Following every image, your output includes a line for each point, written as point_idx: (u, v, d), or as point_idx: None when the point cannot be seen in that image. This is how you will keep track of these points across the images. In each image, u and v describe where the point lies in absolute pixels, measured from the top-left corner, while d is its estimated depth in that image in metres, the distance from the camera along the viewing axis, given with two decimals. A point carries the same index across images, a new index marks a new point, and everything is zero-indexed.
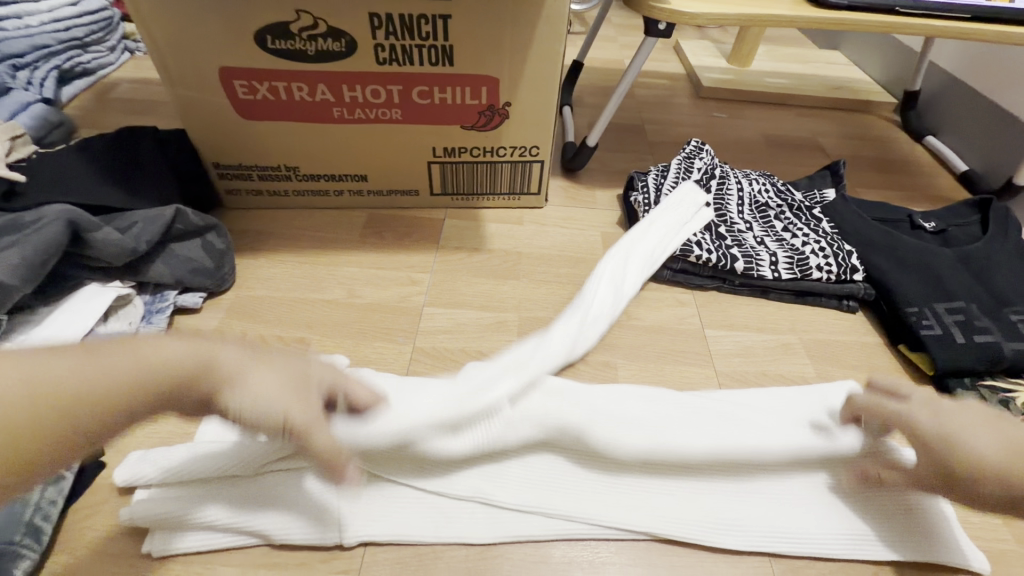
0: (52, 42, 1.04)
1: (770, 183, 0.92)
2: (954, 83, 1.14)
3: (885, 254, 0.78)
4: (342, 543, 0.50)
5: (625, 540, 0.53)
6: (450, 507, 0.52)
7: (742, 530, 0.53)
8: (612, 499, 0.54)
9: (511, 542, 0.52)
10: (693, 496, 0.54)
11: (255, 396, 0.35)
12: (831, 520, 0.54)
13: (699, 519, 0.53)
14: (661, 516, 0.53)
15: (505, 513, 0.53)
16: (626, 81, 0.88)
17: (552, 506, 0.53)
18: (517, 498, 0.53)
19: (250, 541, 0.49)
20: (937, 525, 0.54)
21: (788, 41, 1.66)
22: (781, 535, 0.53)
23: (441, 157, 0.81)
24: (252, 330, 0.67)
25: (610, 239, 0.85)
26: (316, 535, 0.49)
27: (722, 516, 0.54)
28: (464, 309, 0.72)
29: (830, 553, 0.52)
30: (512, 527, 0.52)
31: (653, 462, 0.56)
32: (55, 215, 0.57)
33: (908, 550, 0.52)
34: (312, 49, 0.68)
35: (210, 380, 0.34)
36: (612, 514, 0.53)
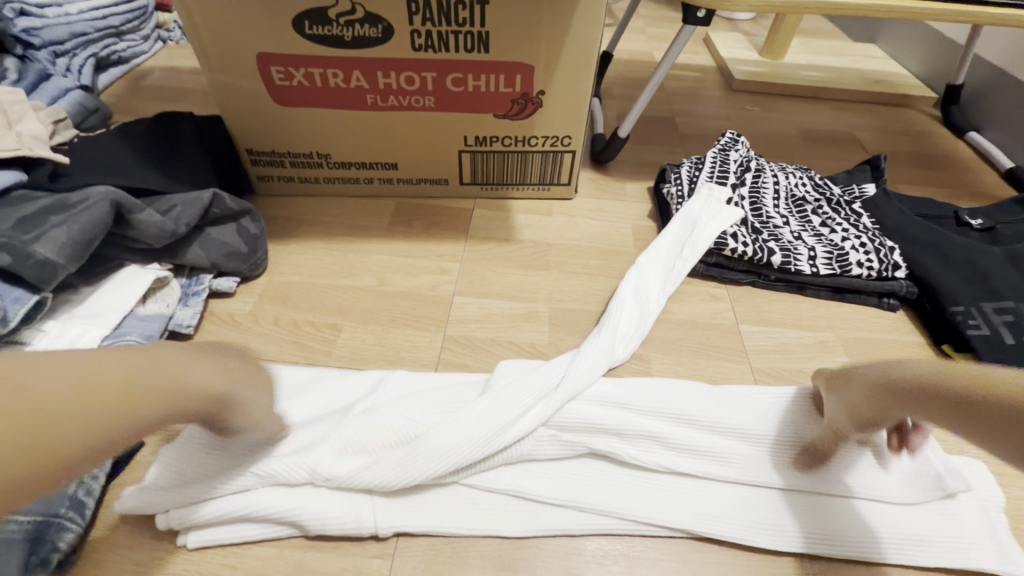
0: (90, 30, 1.05)
1: (807, 176, 0.90)
2: (1001, 77, 1.09)
3: (929, 250, 0.75)
4: (376, 533, 0.49)
5: (660, 537, 0.51)
6: (481, 498, 0.52)
7: (783, 530, 0.51)
8: (644, 491, 0.53)
9: (547, 537, 0.51)
10: (728, 494, 0.53)
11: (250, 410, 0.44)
12: (875, 522, 0.52)
13: (738, 519, 0.52)
14: (698, 514, 0.52)
15: (539, 506, 0.52)
16: (663, 69, 0.85)
17: (586, 500, 0.52)
18: (550, 491, 0.52)
19: (285, 531, 0.49)
20: (990, 535, 0.51)
21: (822, 34, 1.61)
22: (826, 538, 0.51)
23: (473, 146, 0.81)
24: (284, 315, 0.67)
25: (641, 231, 0.84)
26: (352, 525, 0.49)
27: (762, 515, 0.52)
28: (494, 299, 0.71)
29: (872, 557, 0.50)
30: (547, 521, 0.51)
31: (686, 457, 0.55)
32: (100, 196, 0.58)
33: (956, 557, 0.50)
34: (349, 35, 0.67)
35: (218, 406, 0.40)
36: (648, 511, 0.52)
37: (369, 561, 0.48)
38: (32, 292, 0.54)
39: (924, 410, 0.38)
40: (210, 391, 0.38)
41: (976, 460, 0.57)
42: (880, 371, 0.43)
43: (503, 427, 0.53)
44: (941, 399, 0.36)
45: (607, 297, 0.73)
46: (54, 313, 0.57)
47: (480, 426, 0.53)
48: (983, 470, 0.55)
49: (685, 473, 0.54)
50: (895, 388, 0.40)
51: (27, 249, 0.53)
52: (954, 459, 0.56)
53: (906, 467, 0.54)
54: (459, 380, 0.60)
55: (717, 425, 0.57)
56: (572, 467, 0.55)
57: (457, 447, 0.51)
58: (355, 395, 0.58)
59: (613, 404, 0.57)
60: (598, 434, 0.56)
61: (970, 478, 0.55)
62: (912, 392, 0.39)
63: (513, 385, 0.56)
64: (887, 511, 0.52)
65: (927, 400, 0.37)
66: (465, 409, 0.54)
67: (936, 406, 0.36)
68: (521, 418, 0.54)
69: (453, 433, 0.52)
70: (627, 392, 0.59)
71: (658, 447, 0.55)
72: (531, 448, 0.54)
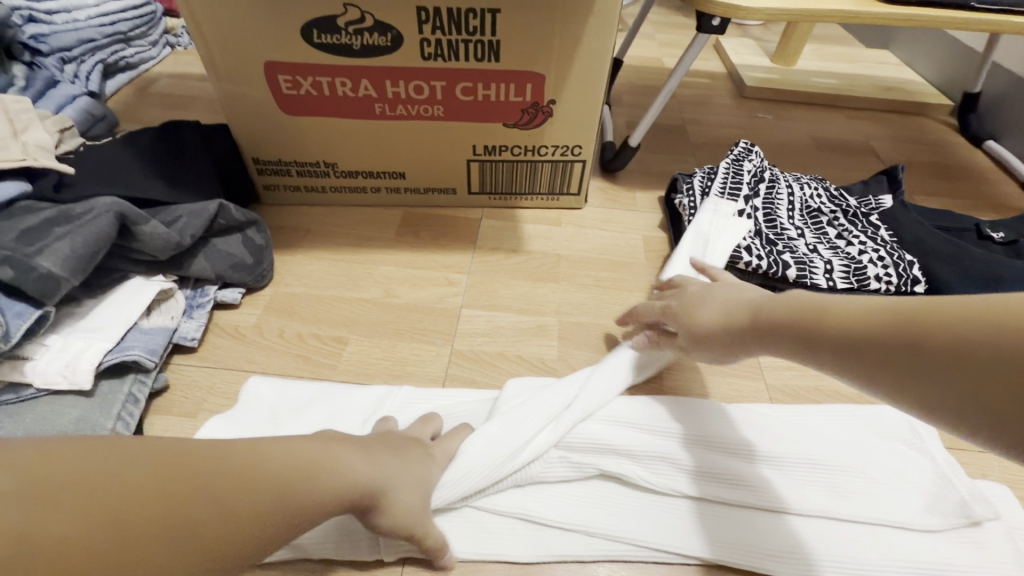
0: (97, 36, 1.05)
1: (822, 187, 0.88)
2: (1020, 85, 1.07)
3: (949, 264, 0.73)
4: (381, 558, 0.48)
5: (673, 564, 0.50)
6: (489, 522, 0.51)
7: (802, 559, 0.49)
8: (655, 515, 0.52)
9: (556, 562, 0.49)
10: (745, 519, 0.51)
11: (403, 501, 0.43)
12: (902, 551, 0.49)
13: (753, 546, 0.50)
14: (712, 541, 0.50)
15: (547, 530, 0.51)
16: (675, 78, 0.84)
17: (596, 524, 0.50)
18: (558, 515, 0.51)
19: (288, 556, 0.48)
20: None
21: (834, 40, 1.59)
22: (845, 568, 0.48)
23: (481, 155, 0.79)
24: (289, 327, 0.66)
25: (652, 242, 0.83)
26: (358, 549, 0.48)
27: (779, 543, 0.50)
28: (502, 312, 0.70)
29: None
30: (556, 547, 0.50)
31: (700, 480, 0.53)
32: (105, 207, 0.57)
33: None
34: (357, 44, 0.66)
35: (370, 499, 0.41)
36: (661, 538, 0.50)
37: None
38: (34, 307, 0.52)
39: (822, 353, 0.36)
40: (358, 481, 0.40)
41: (999, 484, 0.55)
42: (746, 310, 0.43)
43: (513, 452, 0.51)
44: (850, 339, 0.34)
45: (618, 310, 0.72)
46: (56, 326, 0.56)
47: (491, 448, 0.51)
48: (1009, 495, 0.54)
49: (698, 499, 0.52)
50: (772, 325, 0.40)
51: (30, 262, 0.52)
52: (979, 485, 0.54)
53: (934, 493, 0.52)
54: (466, 397, 0.59)
55: (732, 447, 0.55)
56: (582, 492, 0.53)
57: (467, 470, 0.50)
58: (358, 412, 0.56)
59: (624, 424, 0.56)
60: (608, 455, 0.54)
61: (998, 506, 0.53)
62: (811, 333, 0.37)
63: (524, 405, 0.55)
64: (913, 539, 0.50)
65: (829, 341, 0.36)
66: (475, 433, 0.52)
67: (844, 349, 0.35)
68: (531, 440, 0.52)
69: (464, 455, 0.50)
70: (639, 411, 0.57)
71: (673, 471, 0.53)
72: (541, 470, 0.53)
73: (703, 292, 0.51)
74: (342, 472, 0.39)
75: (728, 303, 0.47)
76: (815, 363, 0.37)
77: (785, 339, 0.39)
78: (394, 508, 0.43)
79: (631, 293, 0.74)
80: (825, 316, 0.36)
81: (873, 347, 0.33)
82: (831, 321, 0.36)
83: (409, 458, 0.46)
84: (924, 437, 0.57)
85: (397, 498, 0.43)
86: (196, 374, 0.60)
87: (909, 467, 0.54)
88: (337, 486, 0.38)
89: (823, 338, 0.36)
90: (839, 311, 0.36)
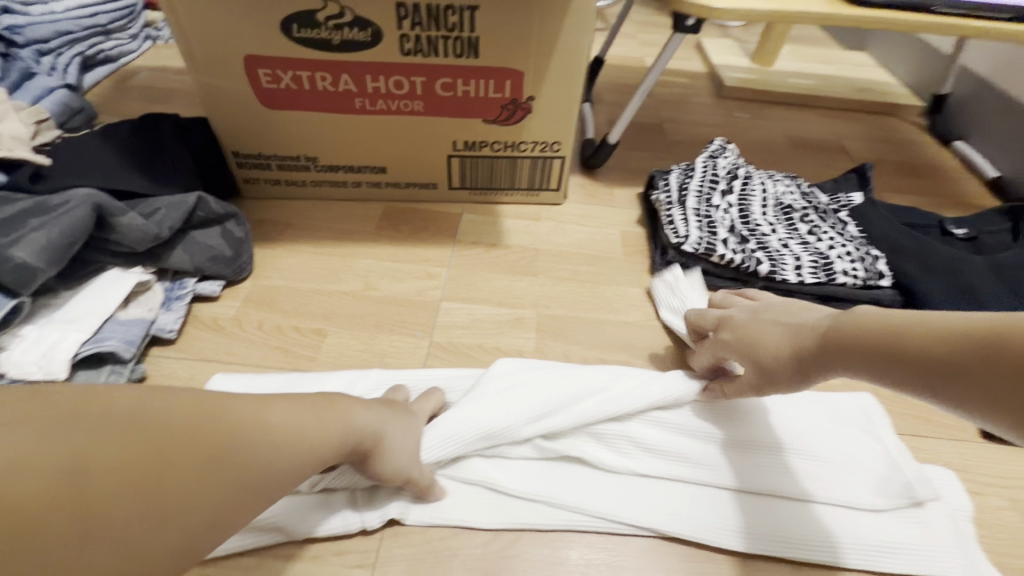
0: (76, 28, 1.05)
1: (795, 184, 0.90)
2: (985, 88, 1.11)
3: (913, 259, 0.76)
4: (364, 528, 0.49)
5: (630, 536, 0.51)
6: (456, 490, 0.52)
7: (752, 533, 0.51)
8: (616, 488, 0.53)
9: (519, 532, 0.51)
10: (701, 495, 0.53)
11: (398, 453, 0.46)
12: (845, 527, 0.51)
13: (708, 519, 0.51)
14: (670, 515, 0.51)
15: (510, 500, 0.52)
16: (652, 77, 0.85)
17: (558, 496, 0.52)
18: (523, 486, 0.52)
19: (269, 539, 0.48)
20: (963, 543, 0.51)
21: (812, 42, 1.63)
22: (793, 542, 0.50)
23: (461, 150, 0.80)
24: (268, 320, 0.66)
25: (629, 237, 0.84)
26: (340, 525, 0.49)
27: (731, 519, 0.51)
28: (481, 305, 0.71)
29: (841, 562, 0.50)
30: (518, 516, 0.51)
31: (661, 460, 0.54)
32: (81, 199, 0.57)
33: (925, 563, 0.50)
34: (337, 39, 0.67)
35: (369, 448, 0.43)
36: (622, 509, 0.51)
37: (349, 571, 0.47)
38: (10, 297, 0.53)
39: (895, 373, 0.36)
40: (360, 434, 0.42)
41: (945, 466, 0.57)
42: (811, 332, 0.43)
43: (486, 427, 0.52)
44: (925, 359, 0.34)
45: (595, 303, 0.73)
46: (32, 317, 0.57)
47: (465, 420, 0.52)
48: (951, 477, 0.56)
49: (660, 475, 0.54)
50: (838, 347, 0.39)
51: (5, 253, 0.52)
52: (925, 468, 0.56)
53: (886, 477, 0.54)
54: (440, 379, 0.60)
55: (694, 427, 0.56)
56: (551, 466, 0.54)
57: (437, 442, 0.51)
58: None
59: (603, 400, 0.55)
60: (572, 433, 0.55)
61: (939, 486, 0.55)
62: (888, 353, 0.36)
63: (501, 384, 0.56)
64: (859, 518, 0.52)
65: (898, 360, 0.35)
66: (454, 408, 0.53)
67: (912, 369, 0.34)
68: (503, 416, 0.53)
69: (438, 427, 0.52)
70: (618, 385, 0.57)
71: (641, 447, 0.55)
72: (507, 445, 0.54)
73: (751, 320, 0.49)
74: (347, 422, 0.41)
75: (793, 331, 0.44)
76: (887, 382, 0.37)
77: (860, 360, 0.38)
78: (388, 464, 0.45)
79: (608, 287, 0.76)
80: (899, 336, 0.35)
81: (943, 367, 0.33)
82: (902, 341, 0.35)
83: (400, 413, 0.48)
84: (877, 423, 0.58)
85: (396, 443, 0.46)
86: (174, 365, 0.60)
87: (864, 449, 0.56)
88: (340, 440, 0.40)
89: (897, 358, 0.35)
90: (911, 330, 0.35)
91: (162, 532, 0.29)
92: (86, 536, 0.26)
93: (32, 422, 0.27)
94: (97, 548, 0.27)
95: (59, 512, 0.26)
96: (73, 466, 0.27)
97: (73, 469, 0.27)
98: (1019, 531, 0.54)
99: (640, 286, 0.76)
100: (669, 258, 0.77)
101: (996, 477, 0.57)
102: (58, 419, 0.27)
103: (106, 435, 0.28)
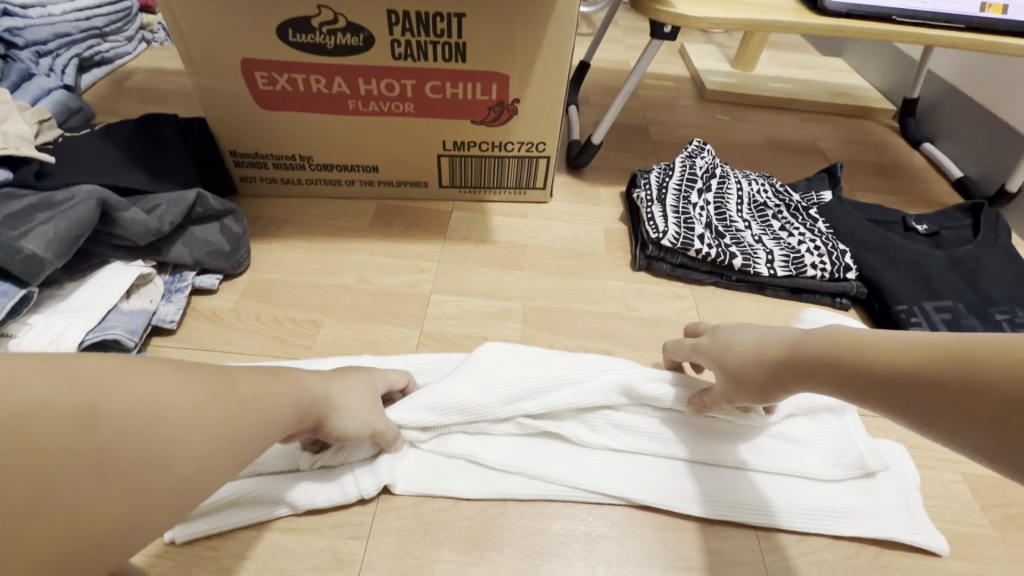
0: (73, 30, 1.07)
1: (769, 183, 0.95)
2: (953, 93, 1.16)
3: (877, 253, 0.81)
4: (361, 496, 0.52)
5: (603, 505, 0.55)
6: (441, 462, 0.56)
7: (714, 500, 0.55)
8: (590, 461, 0.56)
9: (500, 501, 0.54)
10: (668, 468, 0.57)
11: (353, 410, 0.48)
12: (799, 496, 0.55)
13: (674, 488, 0.55)
14: (640, 484, 0.55)
15: (491, 472, 0.55)
16: (632, 81, 0.89)
17: (536, 468, 0.55)
18: (503, 459, 0.56)
19: (274, 512, 0.51)
20: (910, 508, 0.56)
21: (792, 47, 1.68)
22: (750, 507, 0.54)
23: (451, 150, 0.84)
24: (265, 311, 0.69)
25: (613, 234, 0.88)
26: (339, 495, 0.52)
27: (695, 487, 0.55)
28: (470, 297, 0.74)
29: (795, 527, 0.54)
30: (499, 486, 0.55)
31: (631, 436, 0.58)
32: (86, 194, 0.60)
33: (873, 528, 0.54)
34: (331, 43, 0.70)
35: (326, 413, 0.45)
36: (595, 480, 0.55)
37: (346, 543, 0.50)
38: (18, 287, 0.56)
39: (853, 386, 0.36)
40: (314, 400, 0.44)
41: (897, 442, 0.62)
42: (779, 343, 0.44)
43: (468, 404, 0.56)
44: (896, 381, 0.34)
45: (578, 295, 0.77)
46: (39, 307, 0.59)
47: (452, 395, 0.56)
48: (901, 452, 0.60)
49: (632, 450, 0.57)
50: (802, 359, 0.41)
51: (15, 245, 0.55)
52: (878, 443, 0.60)
53: (841, 448, 0.58)
54: (430, 364, 0.63)
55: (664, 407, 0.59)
56: (531, 440, 0.57)
57: (418, 409, 0.55)
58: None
59: (583, 382, 0.58)
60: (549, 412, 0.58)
61: (888, 459, 0.59)
62: (859, 373, 0.36)
63: (489, 363, 0.59)
64: (814, 486, 0.56)
65: (864, 380, 0.36)
66: (440, 384, 0.56)
67: (881, 389, 0.34)
68: (483, 393, 0.56)
69: (421, 395, 0.56)
70: (599, 369, 0.60)
71: (615, 424, 0.58)
72: (488, 421, 0.57)
73: (731, 329, 0.51)
74: (305, 389, 0.43)
75: (762, 339, 0.47)
76: (845, 395, 0.38)
77: (827, 377, 0.39)
78: (346, 422, 0.47)
79: (591, 280, 0.79)
80: (861, 354, 0.36)
81: (906, 387, 0.33)
82: (863, 361, 0.36)
83: (352, 378, 0.50)
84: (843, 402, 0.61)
85: (346, 402, 0.48)
86: (176, 354, 0.63)
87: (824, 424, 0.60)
88: (302, 405, 0.42)
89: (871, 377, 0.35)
90: (870, 349, 0.36)
91: (151, 484, 0.31)
92: (86, 480, 0.29)
93: (29, 372, 0.28)
94: (95, 492, 0.29)
95: (61, 458, 0.28)
96: (71, 417, 0.28)
97: (71, 422, 0.28)
98: (967, 502, 0.58)
99: (621, 279, 0.80)
100: (649, 253, 0.81)
101: (948, 453, 0.62)
102: (37, 385, 0.28)
103: (100, 391, 0.30)
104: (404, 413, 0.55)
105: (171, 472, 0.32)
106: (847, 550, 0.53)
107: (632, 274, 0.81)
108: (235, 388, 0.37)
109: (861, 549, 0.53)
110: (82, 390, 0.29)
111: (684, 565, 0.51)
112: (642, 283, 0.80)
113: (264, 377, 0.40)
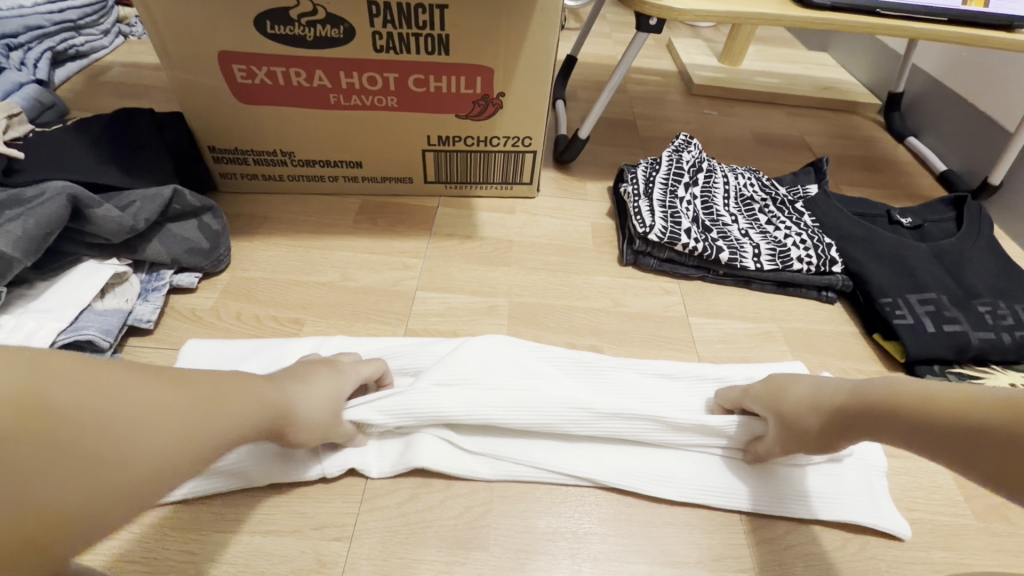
0: (45, 23, 1.04)
1: (755, 177, 0.95)
2: (936, 86, 1.17)
3: (862, 246, 0.81)
4: (324, 476, 0.53)
5: (573, 490, 0.55)
6: (411, 438, 0.55)
7: (681, 483, 0.55)
8: (566, 449, 0.56)
9: (462, 480, 0.55)
10: (644, 455, 0.57)
11: (312, 416, 0.47)
12: (768, 484, 0.55)
13: (641, 470, 0.56)
14: (606, 466, 0.55)
15: (463, 455, 0.55)
16: (617, 75, 0.88)
17: (503, 450, 0.55)
18: (473, 443, 0.56)
19: (234, 484, 0.52)
20: (874, 493, 0.56)
21: (779, 42, 1.69)
22: (716, 490, 0.55)
23: (435, 145, 0.83)
24: (246, 310, 0.68)
25: (600, 229, 0.88)
26: (297, 473, 0.53)
27: (660, 469, 0.56)
28: (456, 294, 0.73)
29: (761, 509, 0.54)
30: (468, 467, 0.55)
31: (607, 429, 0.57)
32: (57, 190, 0.58)
33: (837, 510, 0.54)
34: (311, 36, 0.69)
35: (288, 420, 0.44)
36: (561, 462, 0.55)
37: (327, 545, 0.49)
38: None
39: (906, 437, 0.39)
40: (279, 407, 0.43)
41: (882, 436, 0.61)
42: (824, 394, 0.47)
43: (449, 403, 0.55)
44: (928, 428, 0.37)
45: (566, 292, 0.76)
46: (8, 308, 0.58)
47: (439, 399, 0.55)
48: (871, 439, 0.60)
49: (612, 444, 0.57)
50: (849, 410, 0.44)
51: None
52: None
53: None
54: (404, 355, 0.61)
55: (643, 400, 0.59)
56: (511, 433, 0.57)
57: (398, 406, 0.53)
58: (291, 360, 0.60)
59: (580, 406, 0.56)
60: None
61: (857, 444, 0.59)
62: (901, 423, 0.39)
63: (475, 357, 0.59)
64: (784, 472, 0.56)
65: (914, 430, 0.38)
66: (427, 381, 0.56)
67: (931, 439, 0.37)
68: (457, 403, 0.55)
69: (407, 399, 0.54)
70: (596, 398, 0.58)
71: None
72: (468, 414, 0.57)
73: (780, 381, 0.52)
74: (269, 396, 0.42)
75: (815, 389, 0.48)
76: (901, 445, 0.40)
77: (877, 426, 0.41)
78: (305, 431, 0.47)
79: (579, 275, 0.79)
80: (905, 404, 0.39)
81: (952, 437, 0.36)
82: (909, 413, 0.39)
83: (314, 376, 0.49)
84: None
85: (306, 410, 0.47)
86: (152, 355, 0.61)
87: None
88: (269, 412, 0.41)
89: (911, 429, 0.39)
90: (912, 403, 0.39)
91: (108, 481, 0.29)
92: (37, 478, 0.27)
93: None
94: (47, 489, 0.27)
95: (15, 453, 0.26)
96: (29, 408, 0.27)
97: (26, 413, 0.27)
98: (950, 492, 0.58)
99: (608, 275, 0.79)
100: (636, 248, 0.80)
101: None
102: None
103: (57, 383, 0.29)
104: (391, 416, 0.54)
105: (131, 465, 0.30)
106: (834, 543, 0.53)
107: (619, 269, 0.81)
108: (198, 390, 0.36)
109: (847, 542, 0.53)
110: (42, 382, 0.28)
111: (671, 561, 0.51)
112: (630, 279, 0.79)
113: (228, 383, 0.39)
